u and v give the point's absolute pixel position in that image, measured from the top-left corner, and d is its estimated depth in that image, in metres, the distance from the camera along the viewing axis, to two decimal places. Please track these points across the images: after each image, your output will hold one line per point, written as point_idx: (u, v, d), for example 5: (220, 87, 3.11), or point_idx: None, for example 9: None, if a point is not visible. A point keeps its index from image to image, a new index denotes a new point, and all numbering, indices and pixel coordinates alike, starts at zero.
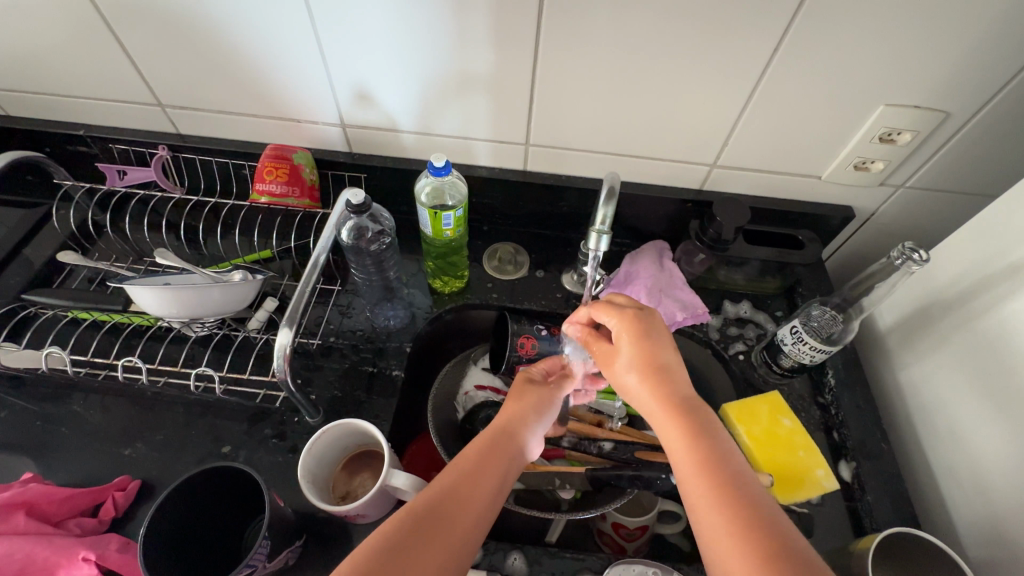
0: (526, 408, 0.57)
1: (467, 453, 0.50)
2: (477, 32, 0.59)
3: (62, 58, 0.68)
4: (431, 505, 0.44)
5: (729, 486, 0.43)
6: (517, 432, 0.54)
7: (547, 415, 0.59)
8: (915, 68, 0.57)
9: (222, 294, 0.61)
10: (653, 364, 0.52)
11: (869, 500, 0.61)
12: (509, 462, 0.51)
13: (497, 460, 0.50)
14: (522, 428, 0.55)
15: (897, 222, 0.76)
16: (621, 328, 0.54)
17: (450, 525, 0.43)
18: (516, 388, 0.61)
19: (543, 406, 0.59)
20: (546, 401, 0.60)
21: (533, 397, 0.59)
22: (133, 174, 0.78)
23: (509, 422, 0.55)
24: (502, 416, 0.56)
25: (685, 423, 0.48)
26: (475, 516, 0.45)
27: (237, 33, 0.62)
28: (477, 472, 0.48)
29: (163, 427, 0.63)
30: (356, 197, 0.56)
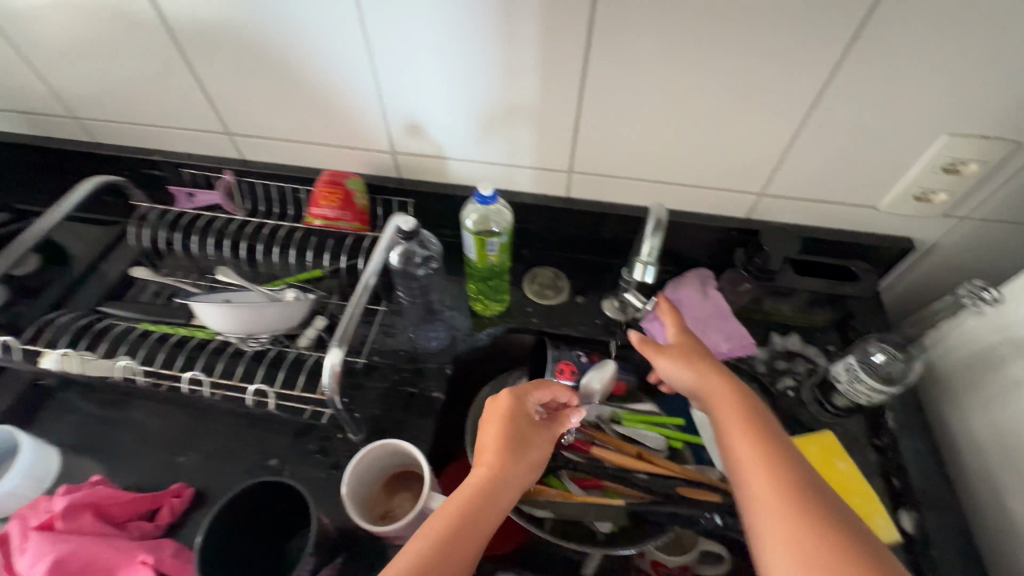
0: (522, 439, 0.54)
1: (471, 481, 0.50)
2: (526, 65, 0.61)
3: (146, 90, 0.74)
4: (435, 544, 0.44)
5: (766, 440, 0.48)
6: (512, 465, 0.52)
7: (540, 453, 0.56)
8: (981, 95, 0.55)
9: (276, 312, 0.65)
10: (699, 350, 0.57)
11: (933, 555, 0.57)
12: (506, 492, 0.51)
13: (498, 500, 0.50)
14: (521, 462, 0.53)
15: (964, 254, 0.72)
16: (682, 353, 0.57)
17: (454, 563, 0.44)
18: (514, 409, 0.56)
19: (540, 438, 0.56)
20: (546, 434, 0.58)
21: (529, 426, 0.56)
22: (200, 197, 0.85)
23: (513, 455, 0.53)
24: (498, 446, 0.53)
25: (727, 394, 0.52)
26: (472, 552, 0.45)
27: (301, 66, 0.66)
28: (477, 507, 0.48)
29: (217, 437, 0.66)
30: (407, 224, 0.61)
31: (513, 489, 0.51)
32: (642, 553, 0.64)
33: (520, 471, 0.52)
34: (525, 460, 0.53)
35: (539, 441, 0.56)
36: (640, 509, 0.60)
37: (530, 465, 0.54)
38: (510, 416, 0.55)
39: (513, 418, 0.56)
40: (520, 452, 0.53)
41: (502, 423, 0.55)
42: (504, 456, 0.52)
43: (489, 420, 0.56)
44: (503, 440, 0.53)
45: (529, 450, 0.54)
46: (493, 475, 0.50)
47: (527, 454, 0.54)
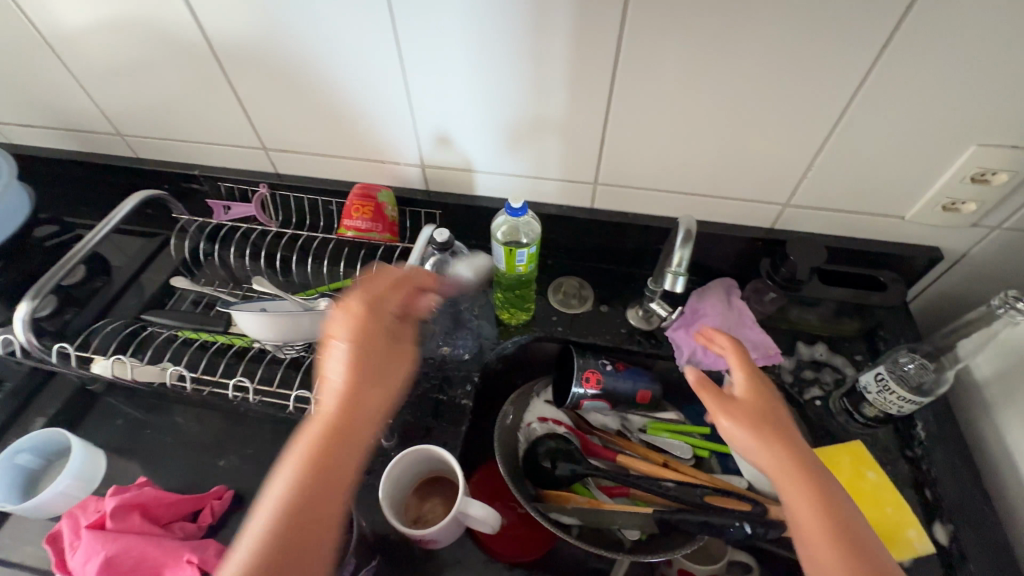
0: (374, 362, 0.49)
1: (317, 423, 0.45)
2: (553, 81, 0.63)
3: (189, 108, 0.78)
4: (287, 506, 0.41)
5: (849, 535, 0.43)
6: (360, 395, 0.47)
7: (390, 364, 0.50)
8: (1009, 107, 0.55)
9: (311, 321, 0.67)
10: (767, 410, 0.51)
11: (970, 569, 0.56)
12: (354, 429, 0.46)
13: (352, 436, 0.46)
14: (374, 389, 0.48)
15: (995, 264, 0.71)
16: (758, 415, 0.51)
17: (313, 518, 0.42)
18: (361, 328, 0.50)
19: (392, 352, 0.51)
20: (394, 343, 0.52)
21: (380, 343, 0.50)
22: (236, 209, 0.87)
23: (357, 391, 0.47)
24: (343, 380, 0.47)
25: (800, 468, 0.47)
26: (333, 499, 0.43)
27: (336, 85, 0.69)
28: (322, 450, 0.44)
29: (255, 441, 0.68)
30: (441, 235, 0.63)
31: (369, 418, 0.47)
32: (669, 562, 0.63)
33: (373, 396, 0.47)
34: (378, 384, 0.48)
35: (393, 356, 0.51)
36: (670, 517, 0.60)
37: (383, 383, 0.49)
38: (358, 340, 0.49)
39: (362, 339, 0.49)
40: (375, 378, 0.48)
41: (347, 349, 0.48)
42: (349, 389, 0.46)
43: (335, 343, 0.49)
44: (352, 370, 0.47)
45: (383, 372, 0.49)
46: (339, 413, 0.45)
47: (378, 377, 0.48)
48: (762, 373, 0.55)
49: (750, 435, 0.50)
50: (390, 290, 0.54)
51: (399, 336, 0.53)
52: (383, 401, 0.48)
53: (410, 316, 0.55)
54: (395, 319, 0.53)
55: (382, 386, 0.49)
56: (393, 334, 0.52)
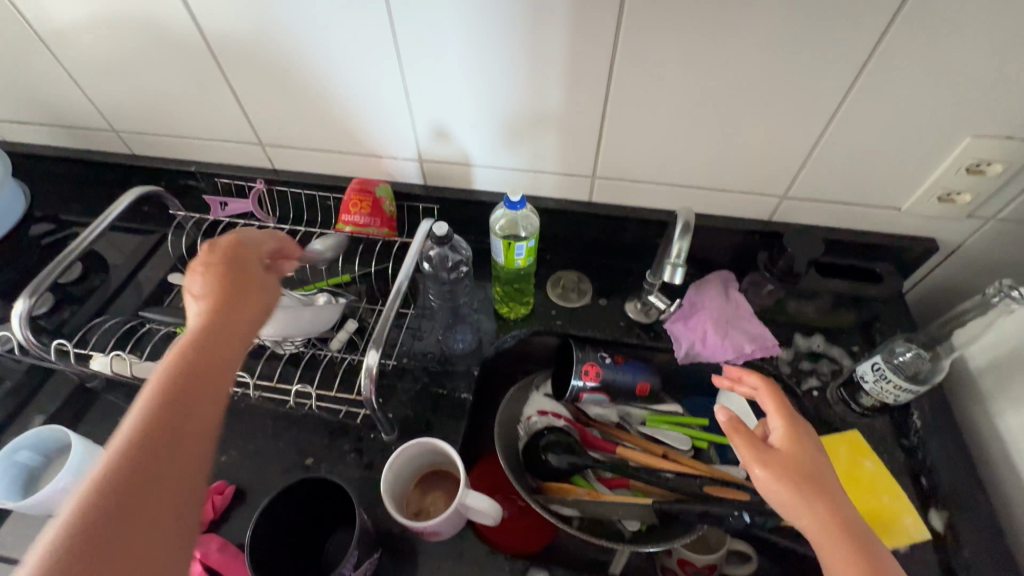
0: (236, 298, 0.48)
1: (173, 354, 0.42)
2: (551, 73, 0.63)
3: (184, 103, 0.78)
4: (152, 431, 0.37)
5: None
6: (220, 328, 0.45)
7: (235, 303, 0.48)
8: (1005, 98, 0.56)
9: (311, 317, 0.67)
10: (804, 461, 0.46)
11: (966, 554, 0.57)
12: (215, 369, 0.42)
13: (223, 365, 0.43)
14: (236, 323, 0.47)
15: (989, 255, 0.72)
16: (800, 470, 0.45)
17: (186, 448, 0.38)
18: (220, 266, 0.50)
19: (250, 293, 0.50)
20: (244, 285, 0.50)
21: (243, 281, 0.50)
22: (233, 206, 0.85)
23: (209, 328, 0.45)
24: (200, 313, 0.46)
25: (842, 532, 0.42)
26: (204, 432, 0.39)
27: (333, 80, 0.69)
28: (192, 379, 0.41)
29: (255, 437, 0.68)
30: (440, 228, 0.61)
31: (236, 348, 0.45)
32: (669, 551, 0.64)
33: (228, 337, 0.45)
34: (241, 319, 0.47)
35: (261, 294, 0.51)
36: (669, 508, 0.60)
37: (230, 325, 0.46)
38: (207, 277, 0.48)
39: (227, 275, 0.49)
40: (237, 314, 0.47)
41: (208, 283, 0.48)
42: (207, 318, 0.45)
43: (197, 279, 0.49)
44: (211, 300, 0.47)
45: (241, 313, 0.47)
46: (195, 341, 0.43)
47: (233, 318, 0.47)
48: (801, 417, 0.50)
49: (791, 493, 0.44)
50: (250, 240, 0.54)
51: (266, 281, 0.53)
52: (235, 343, 0.46)
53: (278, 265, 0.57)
54: (264, 269, 0.54)
55: (244, 322, 0.47)
56: (241, 278, 0.50)
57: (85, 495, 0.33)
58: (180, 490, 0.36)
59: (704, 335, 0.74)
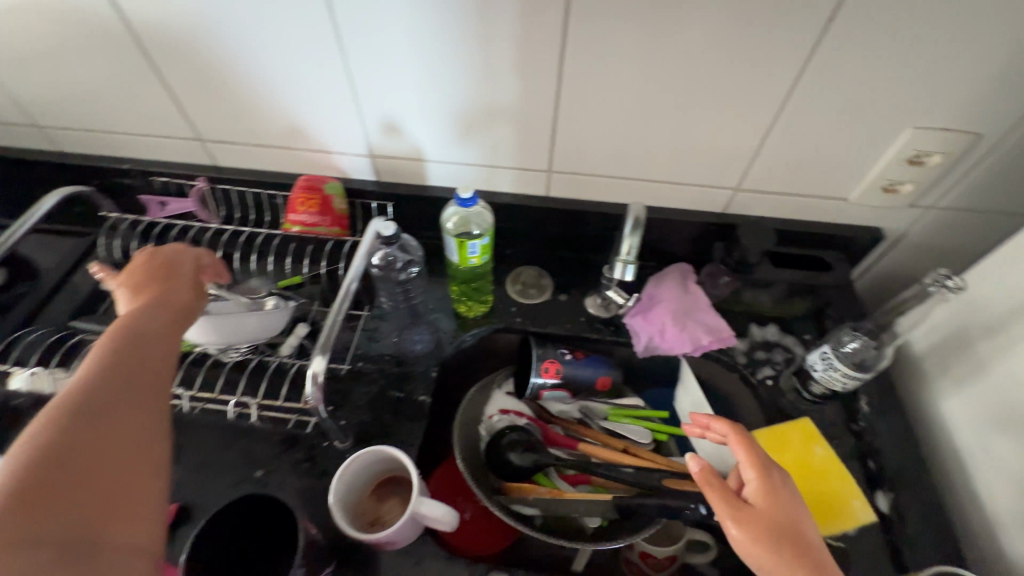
0: (162, 293, 0.52)
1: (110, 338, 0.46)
2: (502, 65, 0.61)
3: (112, 97, 0.72)
4: (99, 385, 0.41)
5: None
6: (149, 314, 0.49)
7: (154, 299, 0.51)
8: (941, 92, 0.57)
9: (256, 321, 0.64)
10: (775, 515, 0.46)
11: (909, 532, 0.59)
12: (149, 349, 0.46)
13: (160, 342, 0.47)
14: (168, 308, 0.51)
15: (931, 242, 0.75)
16: (772, 526, 0.45)
17: (134, 400, 0.42)
18: (147, 271, 0.54)
19: (172, 292, 0.53)
20: (167, 285, 0.53)
21: (167, 284, 0.53)
22: (172, 205, 0.83)
23: (135, 317, 0.48)
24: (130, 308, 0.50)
25: None
26: (148, 401, 0.43)
27: (273, 72, 0.65)
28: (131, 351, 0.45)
29: (200, 450, 0.65)
30: (387, 228, 0.61)
31: (171, 334, 0.49)
32: (631, 545, 0.64)
33: (160, 321, 0.49)
34: (170, 306, 0.51)
35: (189, 288, 0.55)
36: (629, 502, 0.61)
37: (156, 313, 0.49)
38: (133, 284, 0.53)
39: (152, 278, 0.54)
40: (167, 304, 0.51)
41: (134, 288, 0.52)
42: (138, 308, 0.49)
43: (125, 286, 0.53)
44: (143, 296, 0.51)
45: (169, 303, 0.52)
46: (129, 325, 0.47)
47: (163, 309, 0.50)
48: (774, 464, 0.49)
49: (770, 553, 0.43)
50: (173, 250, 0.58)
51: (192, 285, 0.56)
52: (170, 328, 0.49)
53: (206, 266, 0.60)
54: (189, 273, 0.56)
55: (175, 309, 0.52)
56: (165, 281, 0.54)
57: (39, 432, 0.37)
58: (127, 448, 0.39)
59: (662, 329, 0.74)
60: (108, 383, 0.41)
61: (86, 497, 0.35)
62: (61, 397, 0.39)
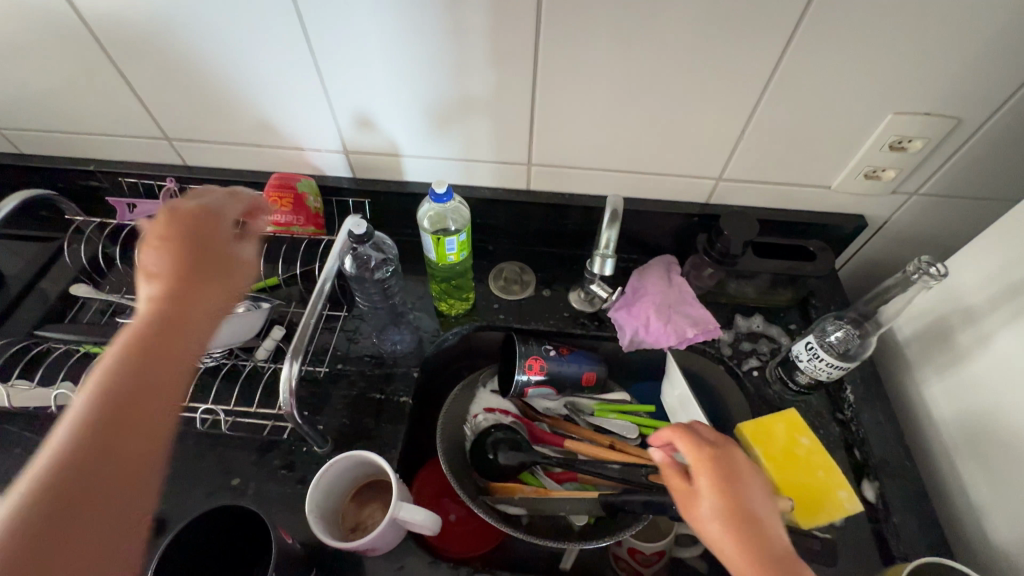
0: (207, 268, 0.48)
1: (135, 323, 0.42)
2: (476, 56, 0.59)
3: (73, 96, 0.69)
4: (121, 385, 0.39)
5: None
6: (192, 301, 0.45)
7: (202, 271, 0.47)
8: (921, 77, 0.56)
9: (228, 328, 0.62)
10: (735, 506, 0.44)
11: (895, 522, 0.59)
12: (181, 339, 0.43)
13: (192, 330, 0.44)
14: (213, 292, 0.47)
15: (913, 229, 0.74)
16: (735, 517, 0.43)
17: (155, 400, 0.40)
18: (192, 233, 0.48)
19: (220, 260, 0.49)
20: (217, 252, 0.49)
21: (211, 247, 0.49)
22: (141, 208, 0.78)
23: (174, 297, 0.44)
24: (169, 280, 0.45)
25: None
26: (167, 396, 0.41)
27: (240, 67, 0.63)
28: (161, 346, 0.42)
29: (174, 460, 0.63)
30: (358, 227, 0.57)
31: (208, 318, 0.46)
32: (619, 541, 0.63)
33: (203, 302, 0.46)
34: (216, 291, 0.48)
35: (237, 264, 0.51)
36: (612, 500, 0.58)
37: (200, 294, 0.46)
38: (163, 245, 0.47)
39: (198, 244, 0.48)
40: (208, 279, 0.47)
41: (177, 251, 0.47)
42: (178, 287, 0.45)
43: (162, 242, 0.47)
44: (186, 268, 0.46)
45: (213, 285, 0.47)
46: (168, 310, 0.44)
47: (207, 287, 0.47)
48: (720, 452, 0.47)
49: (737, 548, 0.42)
50: (219, 206, 0.52)
51: (237, 246, 0.52)
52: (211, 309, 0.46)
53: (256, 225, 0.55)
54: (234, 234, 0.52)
55: (221, 292, 0.48)
56: (213, 246, 0.49)
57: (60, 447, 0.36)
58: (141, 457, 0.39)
59: (647, 322, 0.73)
60: (126, 384, 0.39)
61: (108, 512, 0.37)
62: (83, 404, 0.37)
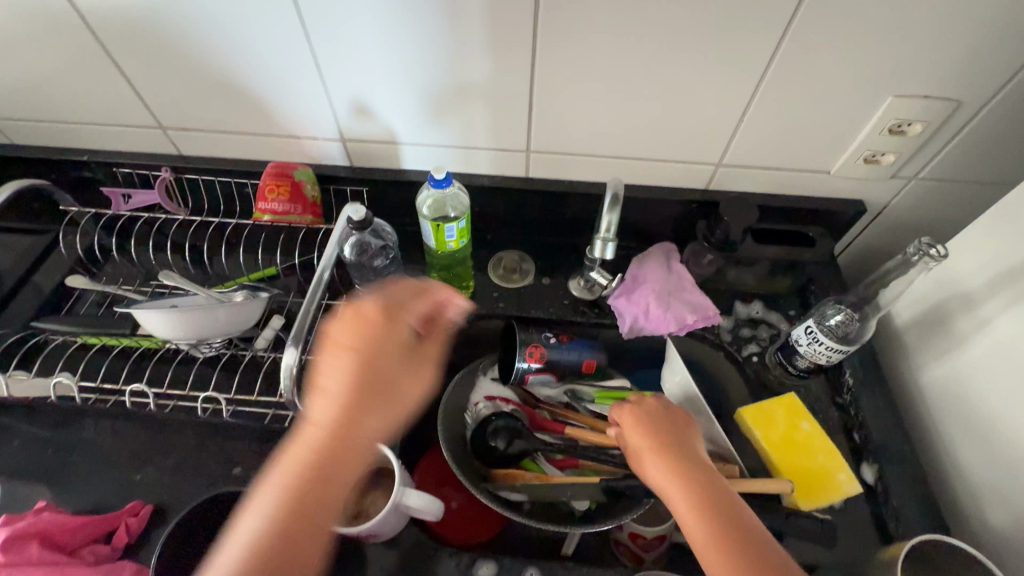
0: (376, 383, 0.50)
1: (315, 438, 0.47)
2: (473, 41, 0.58)
3: (63, 84, 0.68)
4: (285, 512, 0.43)
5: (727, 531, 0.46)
6: (358, 419, 0.48)
7: (383, 387, 0.50)
8: (921, 60, 0.56)
9: (228, 314, 0.61)
10: (653, 433, 0.54)
11: (894, 504, 0.59)
12: (342, 464, 0.46)
13: (357, 448, 0.48)
14: (370, 410, 0.49)
15: (912, 214, 0.74)
16: (652, 439, 0.54)
17: (318, 521, 0.44)
18: (360, 347, 0.50)
19: (403, 369, 0.52)
20: (404, 360, 0.52)
21: (373, 354, 0.50)
22: (137, 198, 0.79)
23: (346, 419, 0.47)
24: (341, 397, 0.48)
25: (680, 476, 0.50)
26: (331, 506, 0.45)
27: (233, 53, 0.62)
28: (316, 472, 0.45)
29: (175, 450, 0.63)
30: (358, 213, 0.57)
31: (372, 433, 0.49)
32: (620, 527, 0.63)
33: (368, 424, 0.48)
34: (376, 406, 0.49)
35: (403, 379, 0.52)
36: (616, 484, 0.60)
37: (378, 408, 0.49)
38: (346, 350, 0.50)
39: (369, 355, 0.50)
40: (377, 394, 0.49)
41: (351, 364, 0.49)
42: (348, 409, 0.48)
43: (339, 352, 0.50)
44: (347, 386, 0.48)
45: (381, 395, 0.50)
46: (329, 433, 0.47)
47: (385, 400, 0.50)
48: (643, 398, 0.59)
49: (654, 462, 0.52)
50: (395, 307, 0.54)
51: (414, 348, 0.54)
52: (381, 422, 0.50)
53: (437, 326, 0.56)
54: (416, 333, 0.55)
55: (389, 407, 0.50)
56: (396, 351, 0.52)
57: (236, 563, 0.41)
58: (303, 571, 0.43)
59: (647, 309, 0.73)
60: (296, 504, 0.44)
61: None
62: (259, 526, 0.43)
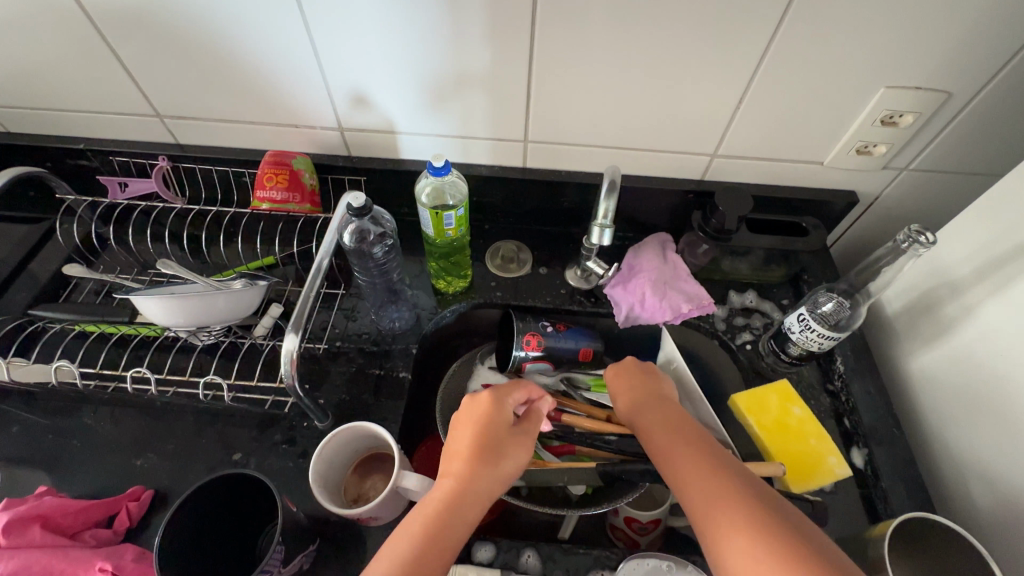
0: (491, 452, 0.50)
1: (435, 490, 0.48)
2: (473, 30, 0.58)
3: (59, 71, 0.68)
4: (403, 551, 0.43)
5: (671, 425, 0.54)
6: (482, 478, 0.48)
7: (495, 458, 0.50)
8: (914, 51, 0.57)
9: (227, 302, 0.61)
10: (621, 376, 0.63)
11: (883, 486, 0.61)
12: (455, 513, 0.46)
13: (474, 503, 0.47)
14: (493, 472, 0.49)
15: (904, 204, 0.75)
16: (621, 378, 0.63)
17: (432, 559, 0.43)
18: (487, 417, 0.52)
19: (512, 445, 0.52)
20: (511, 443, 0.52)
21: (488, 429, 0.51)
22: (134, 186, 0.78)
23: (461, 478, 0.48)
24: (467, 454, 0.49)
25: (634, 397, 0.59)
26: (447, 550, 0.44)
27: (232, 41, 0.62)
28: (441, 521, 0.45)
29: (175, 436, 0.63)
30: (357, 200, 0.57)
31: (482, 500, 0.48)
32: (616, 511, 0.64)
33: (484, 486, 0.48)
34: (498, 470, 0.50)
35: (514, 453, 0.51)
36: (611, 470, 0.59)
37: (495, 477, 0.49)
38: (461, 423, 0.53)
39: (489, 424, 0.52)
40: (490, 462, 0.49)
41: (474, 432, 0.51)
42: (475, 468, 0.48)
43: (463, 425, 0.53)
44: (474, 447, 0.50)
45: (504, 460, 0.50)
46: (459, 487, 0.47)
47: (498, 469, 0.50)
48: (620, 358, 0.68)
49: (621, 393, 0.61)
50: (503, 391, 0.55)
51: (520, 430, 0.54)
52: (494, 486, 0.49)
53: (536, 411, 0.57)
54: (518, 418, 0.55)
55: (502, 472, 0.50)
56: (506, 436, 0.52)
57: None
58: None
59: (643, 298, 0.74)
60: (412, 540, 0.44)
61: None
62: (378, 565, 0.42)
